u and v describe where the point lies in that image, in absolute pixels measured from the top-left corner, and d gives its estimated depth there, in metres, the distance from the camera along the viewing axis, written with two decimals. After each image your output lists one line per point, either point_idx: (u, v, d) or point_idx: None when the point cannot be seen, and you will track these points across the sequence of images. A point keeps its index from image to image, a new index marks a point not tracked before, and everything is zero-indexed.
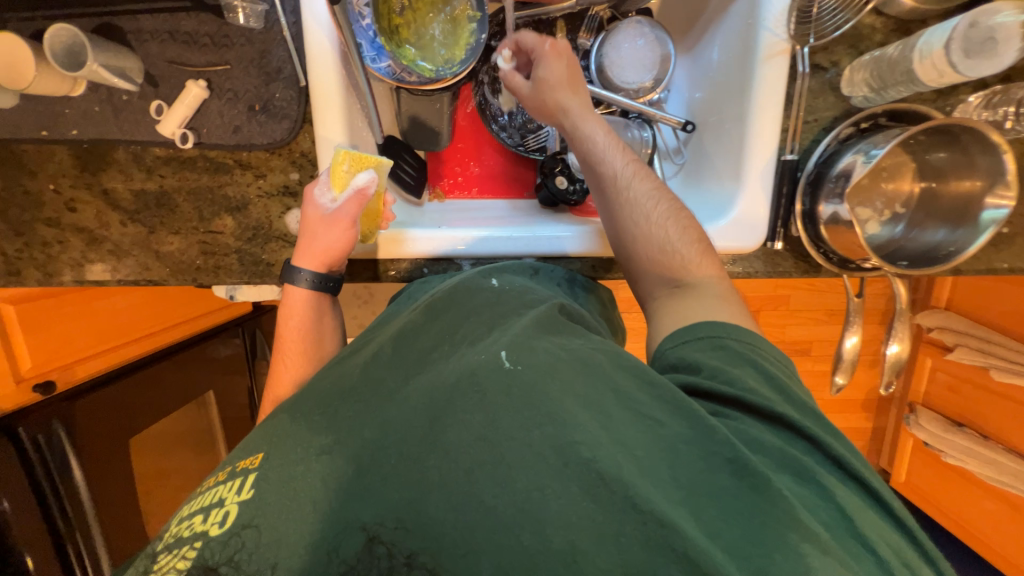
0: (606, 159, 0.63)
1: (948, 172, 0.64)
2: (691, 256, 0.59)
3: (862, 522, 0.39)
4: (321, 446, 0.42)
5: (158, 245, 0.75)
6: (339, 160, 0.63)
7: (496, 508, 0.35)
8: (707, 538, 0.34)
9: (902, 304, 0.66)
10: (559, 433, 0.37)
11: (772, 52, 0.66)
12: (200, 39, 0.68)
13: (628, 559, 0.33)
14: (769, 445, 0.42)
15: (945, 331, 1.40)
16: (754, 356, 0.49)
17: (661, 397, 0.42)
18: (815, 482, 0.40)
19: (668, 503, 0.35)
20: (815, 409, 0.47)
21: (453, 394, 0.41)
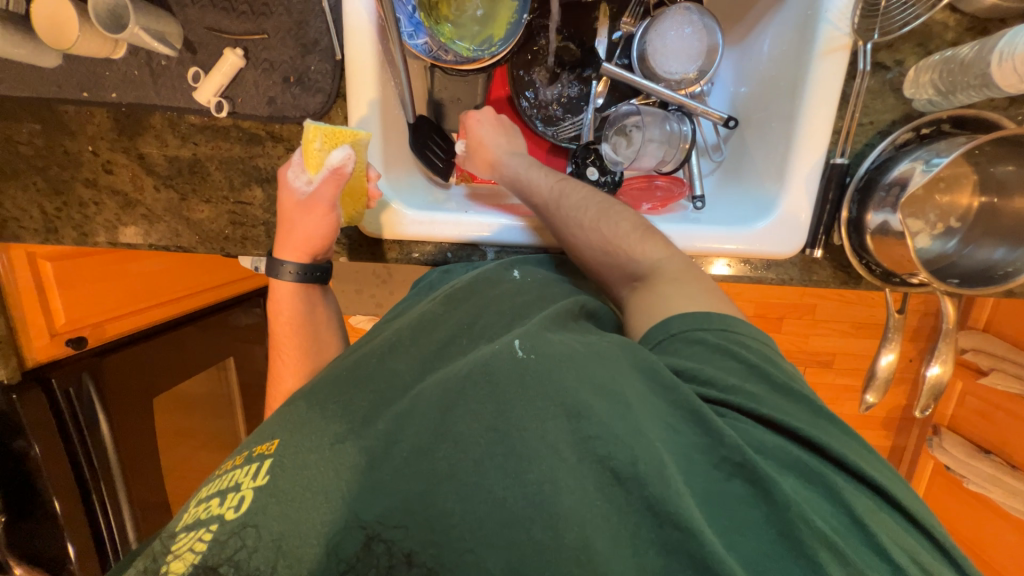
0: (532, 185, 0.70)
1: (1013, 186, 0.59)
2: (636, 245, 0.60)
3: (876, 526, 0.37)
4: (335, 435, 0.41)
5: (188, 212, 0.76)
6: (311, 137, 0.62)
7: (507, 502, 0.33)
8: (725, 547, 0.33)
9: (949, 324, 0.62)
10: (580, 427, 0.36)
11: (832, 47, 0.62)
12: (239, 6, 0.67)
13: (642, 565, 0.32)
14: (770, 448, 0.40)
15: (980, 354, 1.33)
16: (735, 348, 0.46)
17: (670, 396, 0.40)
18: (827, 486, 0.38)
19: (685, 500, 0.33)
20: (812, 401, 0.44)
21: (470, 383, 0.40)
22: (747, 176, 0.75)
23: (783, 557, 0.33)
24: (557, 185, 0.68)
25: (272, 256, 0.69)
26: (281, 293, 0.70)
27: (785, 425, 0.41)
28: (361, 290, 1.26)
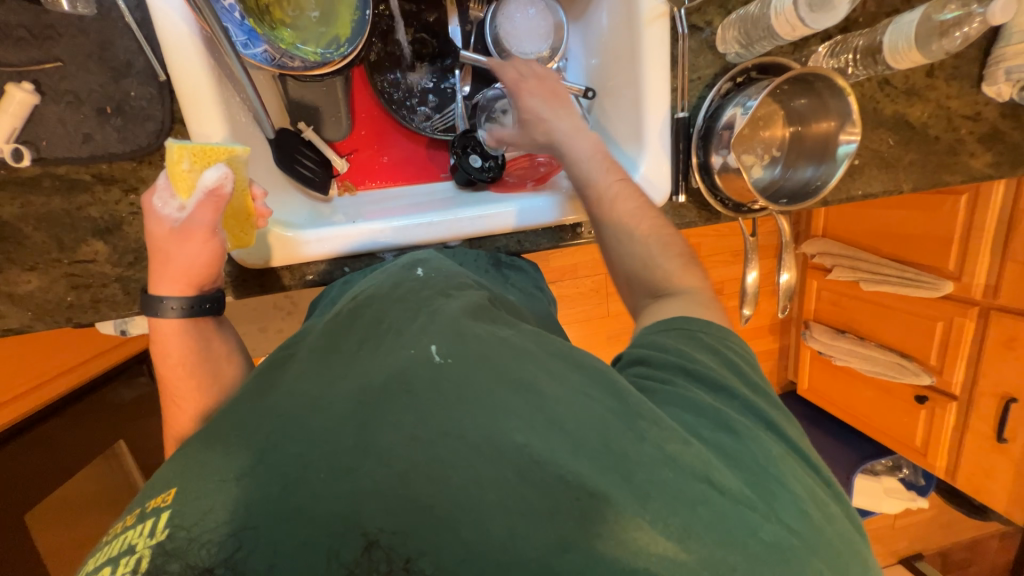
0: (594, 181, 0.66)
1: (809, 117, 0.73)
2: (672, 268, 0.62)
3: (786, 472, 0.43)
4: (239, 468, 0.38)
5: (9, 286, 0.62)
6: (176, 157, 0.55)
7: (433, 504, 0.35)
8: (641, 507, 0.36)
9: (787, 238, 0.75)
10: (494, 428, 0.38)
11: (653, 16, 0.70)
12: (13, 31, 0.56)
13: (563, 533, 0.34)
14: (708, 409, 0.45)
15: (826, 255, 1.64)
16: (718, 345, 0.52)
17: (595, 375, 0.43)
18: (741, 438, 0.44)
19: (600, 475, 0.37)
20: (756, 380, 0.50)
21: (383, 394, 0.40)
22: (612, 141, 0.82)
23: (713, 513, 0.38)
24: (617, 186, 0.65)
25: (149, 292, 0.60)
26: (163, 332, 0.61)
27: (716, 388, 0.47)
28: (265, 327, 1.15)
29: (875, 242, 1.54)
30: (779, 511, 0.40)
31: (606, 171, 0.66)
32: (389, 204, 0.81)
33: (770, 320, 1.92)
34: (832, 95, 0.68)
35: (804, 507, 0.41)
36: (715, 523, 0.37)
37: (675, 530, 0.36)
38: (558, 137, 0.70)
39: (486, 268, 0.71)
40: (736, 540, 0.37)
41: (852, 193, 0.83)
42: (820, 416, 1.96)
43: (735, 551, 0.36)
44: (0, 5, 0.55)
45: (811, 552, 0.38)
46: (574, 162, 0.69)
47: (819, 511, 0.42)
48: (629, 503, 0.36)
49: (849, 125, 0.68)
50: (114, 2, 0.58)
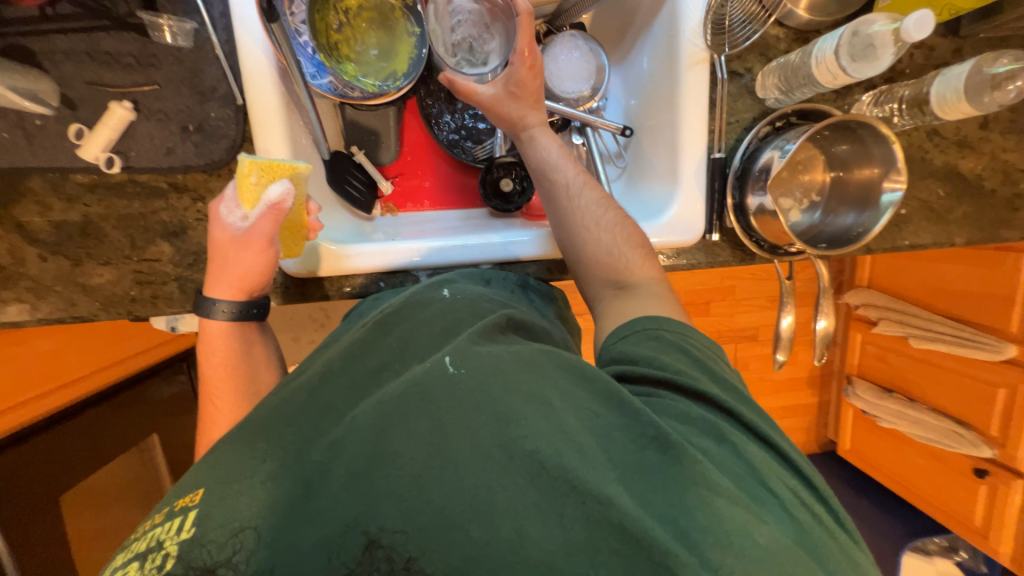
0: (559, 168, 0.67)
1: (852, 163, 0.72)
2: (634, 260, 0.63)
3: (768, 475, 0.43)
4: (266, 475, 0.41)
5: (84, 278, 0.69)
6: (245, 170, 0.60)
7: (444, 508, 0.35)
8: (640, 508, 0.36)
9: (825, 283, 0.72)
10: (505, 430, 0.37)
11: (694, 61, 0.72)
12: (123, 59, 0.64)
13: (571, 538, 0.34)
14: (694, 417, 0.45)
15: (870, 307, 1.57)
16: (685, 344, 0.52)
17: (594, 385, 0.44)
18: (733, 445, 0.44)
19: (602, 479, 0.36)
20: (732, 383, 0.51)
21: (406, 401, 0.40)
22: (647, 178, 0.84)
23: (698, 512, 0.37)
24: (580, 176, 0.67)
25: (203, 294, 0.65)
26: (211, 335, 0.65)
27: (699, 396, 0.47)
28: (298, 337, 1.20)
29: (928, 297, 1.45)
30: (779, 520, 0.39)
31: (570, 162, 0.68)
32: (421, 224, 0.87)
33: (808, 372, 1.82)
34: (876, 142, 0.67)
35: (787, 507, 0.41)
36: (709, 527, 0.36)
37: (663, 529, 0.35)
38: (527, 129, 0.70)
39: (513, 287, 0.71)
40: (736, 545, 0.36)
41: (898, 243, 0.80)
42: (862, 482, 1.81)
43: (735, 555, 0.35)
44: (115, 36, 0.64)
45: (811, 562, 0.37)
46: (538, 149, 0.69)
47: (816, 523, 0.41)
48: (631, 505, 0.36)
49: (893, 174, 0.67)
50: (207, 36, 0.65)
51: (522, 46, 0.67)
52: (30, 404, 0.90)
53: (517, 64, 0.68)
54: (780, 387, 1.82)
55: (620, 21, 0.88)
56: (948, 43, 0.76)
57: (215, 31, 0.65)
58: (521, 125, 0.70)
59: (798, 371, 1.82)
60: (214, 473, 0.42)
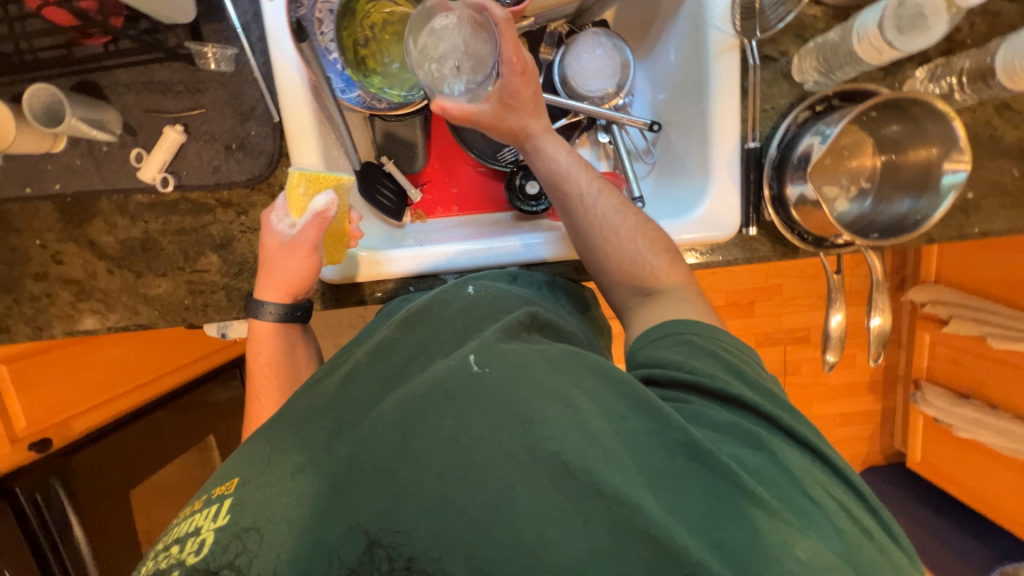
0: (571, 177, 0.65)
1: (905, 144, 0.66)
2: (659, 265, 0.61)
3: (810, 483, 0.40)
4: (296, 465, 0.42)
5: (145, 289, 0.76)
6: (295, 182, 0.64)
7: (467, 509, 0.34)
8: (668, 516, 0.35)
9: (879, 275, 0.66)
10: (530, 431, 0.37)
11: (723, 48, 0.69)
12: (174, 86, 0.70)
13: (596, 544, 0.33)
14: (725, 423, 0.43)
15: (938, 304, 1.43)
16: (716, 348, 0.49)
17: (620, 388, 0.42)
18: (771, 452, 0.41)
19: (628, 483, 0.35)
20: (769, 386, 0.47)
21: (430, 400, 0.40)
22: (678, 173, 0.81)
23: (731, 524, 0.35)
24: (594, 183, 0.65)
25: (253, 296, 0.69)
26: (259, 333, 0.69)
27: (732, 402, 0.45)
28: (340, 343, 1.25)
29: (1008, 292, 1.31)
30: (823, 533, 0.37)
31: (582, 169, 0.66)
32: (452, 230, 0.89)
33: (870, 375, 1.69)
34: (932, 121, 0.61)
35: (833, 518, 0.38)
36: (745, 540, 0.34)
37: (693, 539, 0.34)
38: (532, 138, 0.69)
39: (538, 286, 0.71)
40: (775, 559, 0.33)
41: (965, 231, 0.73)
42: (936, 497, 1.64)
43: (773, 567, 0.33)
44: (167, 66, 0.69)
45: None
46: (546, 157, 0.67)
47: (864, 535, 0.39)
48: (657, 512, 0.34)
49: (954, 153, 0.60)
50: (246, 60, 0.70)
51: (508, 54, 0.63)
52: (98, 408, 1.01)
53: (507, 75, 0.65)
54: (837, 392, 1.70)
55: (644, 15, 0.86)
56: (1016, 9, 0.69)
57: (253, 55, 0.70)
58: (523, 135, 0.69)
59: (857, 374, 1.69)
60: (251, 467, 0.44)
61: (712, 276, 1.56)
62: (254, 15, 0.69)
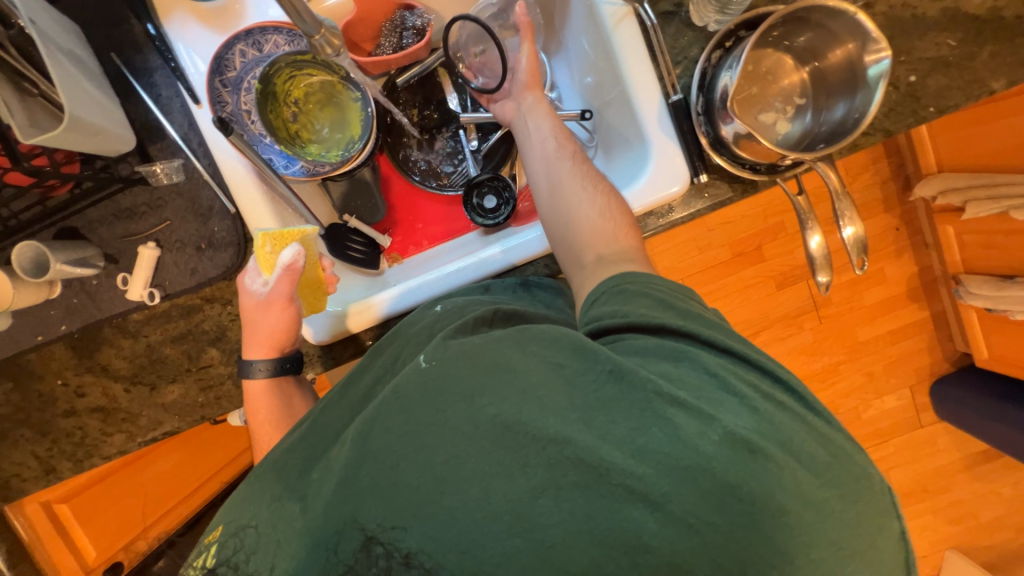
0: (557, 140, 0.70)
1: (822, 48, 0.66)
2: (620, 228, 0.63)
3: (733, 379, 0.43)
4: (273, 495, 0.47)
5: (161, 397, 0.81)
6: (261, 243, 0.68)
7: (420, 486, 0.38)
8: (596, 439, 0.38)
9: (835, 186, 0.65)
10: (470, 407, 0.40)
11: (618, 18, 0.71)
12: (139, 209, 0.76)
13: (535, 483, 0.37)
14: (652, 348, 0.45)
15: (950, 193, 1.37)
16: (648, 291, 0.51)
17: (557, 342, 0.44)
18: (694, 361, 0.44)
19: (561, 423, 0.39)
20: (698, 313, 0.49)
21: (387, 406, 0.42)
22: (620, 145, 0.81)
23: (650, 430, 0.39)
24: (577, 150, 0.70)
25: (242, 359, 0.72)
26: (254, 391, 0.72)
27: (660, 329, 0.47)
28: None
29: (1017, 158, 1.24)
30: (741, 417, 0.40)
31: (567, 138, 0.71)
32: (431, 261, 0.91)
33: (906, 284, 1.62)
34: (834, 20, 0.61)
35: (751, 404, 0.41)
36: (663, 440, 0.38)
37: (618, 452, 0.38)
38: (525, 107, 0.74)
39: (513, 290, 0.73)
40: (691, 448, 0.38)
41: (922, 113, 0.71)
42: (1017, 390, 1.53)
43: (688, 455, 0.38)
44: (129, 192, 0.75)
45: (777, 450, 0.39)
46: (535, 123, 0.73)
47: (788, 416, 0.42)
48: (585, 436, 0.38)
49: (871, 44, 0.59)
50: (194, 165, 0.75)
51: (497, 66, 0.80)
52: (162, 518, 1.16)
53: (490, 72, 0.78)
54: (876, 312, 1.63)
55: (544, 12, 0.88)
56: None
57: (198, 159, 0.75)
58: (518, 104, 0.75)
59: (891, 288, 1.62)
60: None
61: (708, 232, 1.54)
62: (189, 125, 0.75)
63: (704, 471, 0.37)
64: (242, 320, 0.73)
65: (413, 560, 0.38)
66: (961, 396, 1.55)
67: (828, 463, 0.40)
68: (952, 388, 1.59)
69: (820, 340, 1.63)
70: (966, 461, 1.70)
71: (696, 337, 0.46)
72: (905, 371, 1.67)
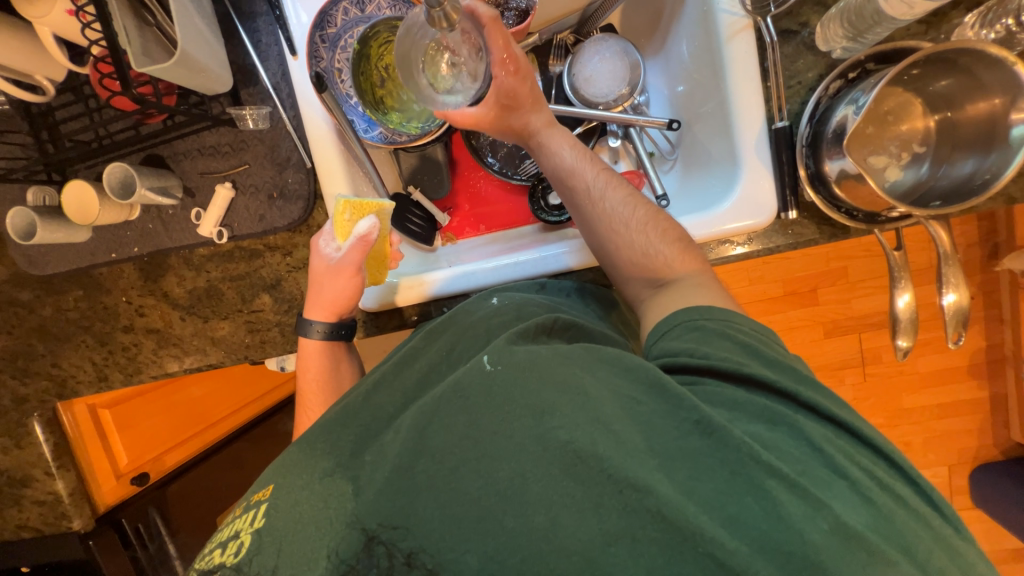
0: (577, 171, 0.69)
1: (959, 97, 0.60)
2: (673, 255, 0.64)
3: (832, 451, 0.44)
4: (324, 470, 0.51)
5: (212, 331, 0.84)
6: (341, 210, 0.68)
7: (480, 498, 0.42)
8: (682, 496, 0.40)
9: (946, 247, 0.62)
10: (541, 425, 0.44)
11: (735, 30, 0.67)
12: (222, 148, 0.77)
13: (607, 528, 0.40)
14: (743, 402, 0.48)
15: None
16: (729, 330, 0.53)
17: (635, 375, 0.48)
18: (792, 427, 0.46)
19: (645, 471, 0.41)
20: (786, 361, 0.51)
21: (449, 404, 0.48)
22: (704, 163, 0.78)
23: (744, 497, 0.41)
24: (601, 175, 0.68)
25: (302, 316, 0.75)
26: (308, 352, 0.75)
27: (752, 381, 0.49)
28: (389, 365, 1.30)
29: None
30: (848, 503, 0.41)
31: (588, 164, 0.69)
32: (480, 248, 0.91)
33: (970, 358, 1.50)
34: (986, 68, 0.55)
35: (859, 486, 0.43)
36: (764, 513, 0.40)
37: (705, 514, 0.40)
38: (536, 135, 0.71)
39: (567, 294, 0.72)
40: (794, 529, 0.39)
41: None
42: None
43: (792, 539, 0.39)
44: (215, 131, 0.77)
45: (885, 545, 0.40)
46: (551, 153, 0.70)
47: (890, 498, 0.43)
48: (672, 494, 0.40)
49: (1021, 101, 0.53)
50: (279, 115, 0.76)
51: (499, 55, 0.65)
52: (187, 441, 1.23)
53: (501, 75, 0.66)
54: (928, 380, 1.52)
55: (652, 12, 0.85)
56: None
57: (284, 110, 0.76)
58: (528, 133, 0.71)
59: (951, 360, 1.50)
60: (306, 487, 0.50)
61: (764, 265, 1.47)
62: (282, 75, 0.76)
63: (810, 560, 0.38)
64: (309, 278, 0.75)
65: (447, 557, 0.41)
66: (1003, 488, 1.44)
67: (931, 556, 0.41)
68: (996, 476, 1.49)
69: (860, 399, 1.54)
70: (995, 555, 1.59)
71: (794, 392, 0.48)
72: (946, 449, 1.56)
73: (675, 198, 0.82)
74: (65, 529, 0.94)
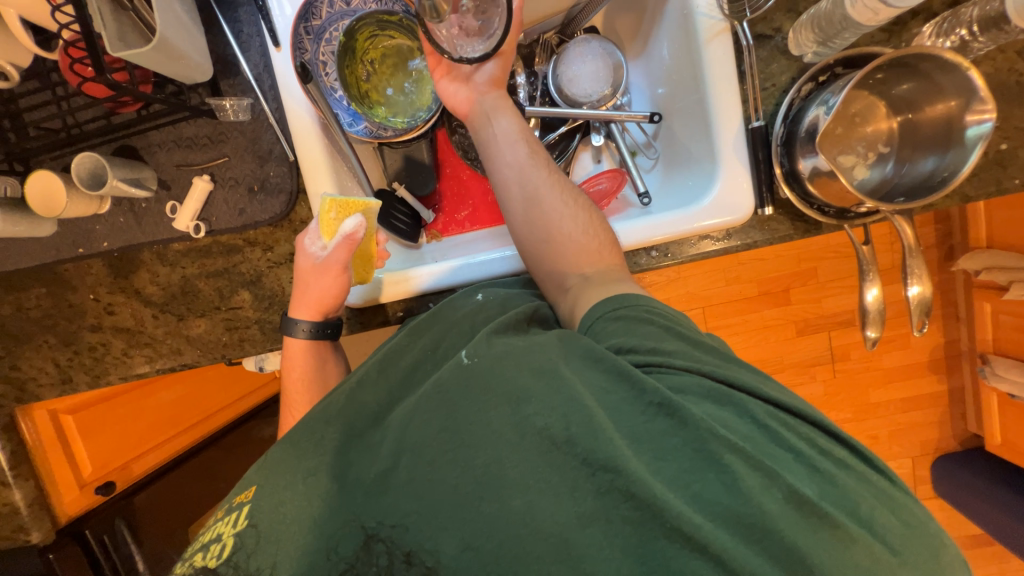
0: (526, 146, 0.68)
1: (919, 101, 0.64)
2: (603, 245, 0.65)
3: (775, 425, 0.46)
4: (318, 470, 0.50)
5: (187, 330, 0.81)
6: (327, 208, 0.66)
7: (478, 492, 0.42)
8: (650, 475, 0.41)
9: (910, 241, 0.66)
10: (537, 422, 0.44)
11: (714, 33, 0.69)
12: (200, 140, 0.75)
13: (583, 510, 0.41)
14: (686, 385, 0.48)
15: (994, 271, 1.33)
16: (653, 315, 0.55)
17: (592, 362, 0.49)
18: (736, 405, 0.47)
19: (615, 450, 0.42)
20: (707, 344, 0.54)
21: (444, 398, 0.48)
22: (684, 161, 0.80)
23: (704, 472, 0.42)
24: (545, 157, 0.69)
25: (287, 315, 0.73)
26: (294, 351, 0.73)
27: (687, 364, 0.50)
28: None
29: None
30: (797, 474, 0.43)
31: (535, 144, 0.69)
32: (466, 246, 0.91)
33: (930, 354, 1.58)
34: (944, 73, 0.59)
35: (804, 456, 0.44)
36: (723, 488, 0.41)
37: (671, 491, 0.41)
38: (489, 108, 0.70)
39: None
40: (753, 502, 0.40)
41: (1004, 184, 0.69)
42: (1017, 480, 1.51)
43: (751, 511, 0.40)
44: (193, 122, 0.75)
45: (839, 513, 0.42)
46: (500, 125, 0.69)
47: (830, 463, 0.45)
48: (642, 472, 0.41)
49: (976, 103, 0.57)
50: (261, 107, 0.75)
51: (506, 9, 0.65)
52: (157, 448, 1.17)
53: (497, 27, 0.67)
54: (893, 375, 1.59)
55: (634, 15, 0.87)
56: None
57: (266, 102, 0.75)
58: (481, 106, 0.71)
59: (914, 355, 1.58)
60: (292, 488, 0.49)
61: (740, 265, 1.51)
62: (264, 66, 0.75)
63: (769, 530, 0.40)
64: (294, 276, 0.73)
65: (445, 553, 0.41)
66: (965, 477, 1.52)
67: (876, 514, 0.43)
68: (956, 466, 1.57)
69: (831, 394, 1.61)
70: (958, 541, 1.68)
71: (728, 373, 0.49)
72: (911, 441, 1.63)
73: (657, 196, 0.84)
74: (20, 543, 0.89)
